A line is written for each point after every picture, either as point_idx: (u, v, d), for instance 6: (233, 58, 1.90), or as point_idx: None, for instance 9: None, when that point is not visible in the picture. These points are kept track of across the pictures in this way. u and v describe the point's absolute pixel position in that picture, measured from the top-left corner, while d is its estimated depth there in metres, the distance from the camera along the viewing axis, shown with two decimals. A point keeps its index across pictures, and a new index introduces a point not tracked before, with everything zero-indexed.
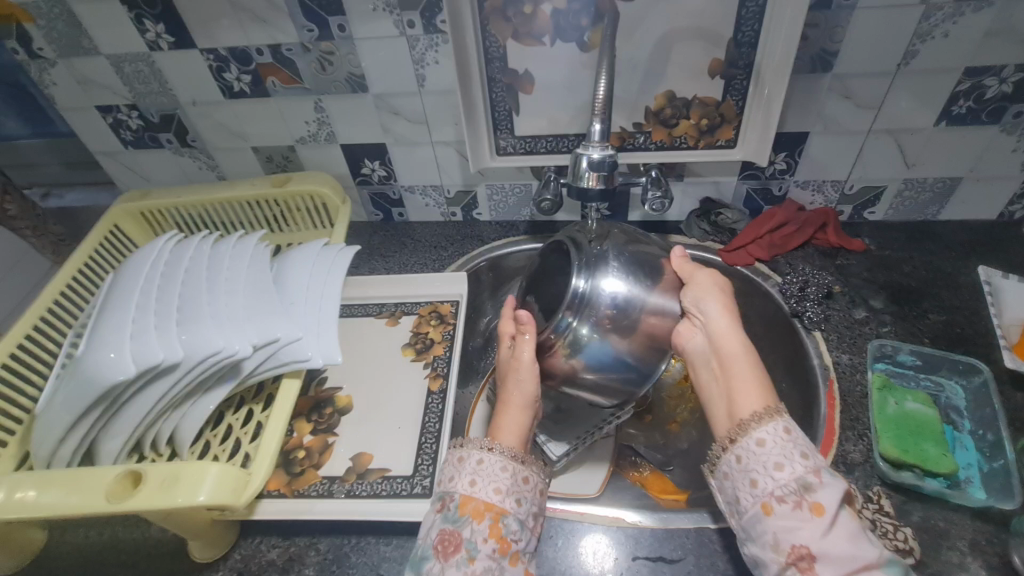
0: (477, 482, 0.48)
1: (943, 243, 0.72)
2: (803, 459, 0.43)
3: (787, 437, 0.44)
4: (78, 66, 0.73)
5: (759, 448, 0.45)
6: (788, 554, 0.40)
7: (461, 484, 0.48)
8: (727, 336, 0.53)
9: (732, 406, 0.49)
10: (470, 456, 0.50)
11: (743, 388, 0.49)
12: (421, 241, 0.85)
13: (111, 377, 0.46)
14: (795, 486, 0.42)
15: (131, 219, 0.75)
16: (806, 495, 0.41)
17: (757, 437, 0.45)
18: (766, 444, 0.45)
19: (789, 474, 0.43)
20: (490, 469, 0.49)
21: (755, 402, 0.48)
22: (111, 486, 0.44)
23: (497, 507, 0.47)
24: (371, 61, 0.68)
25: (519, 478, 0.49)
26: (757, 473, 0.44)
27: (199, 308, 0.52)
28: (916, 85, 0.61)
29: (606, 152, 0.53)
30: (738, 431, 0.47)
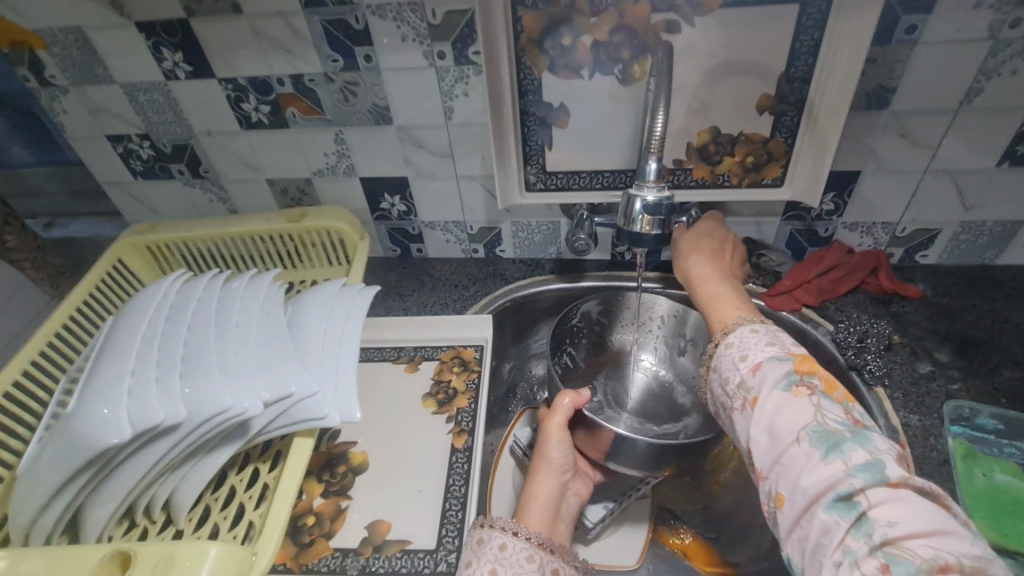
0: (498, 572, 0.43)
1: (1005, 290, 0.67)
2: (743, 362, 0.44)
3: (750, 335, 0.45)
4: (91, 94, 0.70)
5: (729, 349, 0.46)
6: (745, 454, 0.41)
7: (480, 573, 0.43)
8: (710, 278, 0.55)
9: (718, 318, 0.50)
10: (490, 539, 0.45)
11: (724, 303, 0.51)
12: (441, 279, 0.80)
13: (102, 438, 0.41)
14: (739, 391, 0.43)
15: (136, 253, 0.71)
16: (747, 394, 0.42)
17: (728, 341, 0.46)
18: (733, 347, 0.45)
19: (732, 382, 0.44)
20: (512, 558, 0.44)
21: (731, 315, 0.49)
22: (96, 571, 0.38)
23: None
24: (397, 93, 0.64)
25: (548, 571, 0.45)
26: (719, 392, 0.45)
27: (205, 358, 0.47)
28: (980, 123, 0.58)
29: (662, 194, 0.49)
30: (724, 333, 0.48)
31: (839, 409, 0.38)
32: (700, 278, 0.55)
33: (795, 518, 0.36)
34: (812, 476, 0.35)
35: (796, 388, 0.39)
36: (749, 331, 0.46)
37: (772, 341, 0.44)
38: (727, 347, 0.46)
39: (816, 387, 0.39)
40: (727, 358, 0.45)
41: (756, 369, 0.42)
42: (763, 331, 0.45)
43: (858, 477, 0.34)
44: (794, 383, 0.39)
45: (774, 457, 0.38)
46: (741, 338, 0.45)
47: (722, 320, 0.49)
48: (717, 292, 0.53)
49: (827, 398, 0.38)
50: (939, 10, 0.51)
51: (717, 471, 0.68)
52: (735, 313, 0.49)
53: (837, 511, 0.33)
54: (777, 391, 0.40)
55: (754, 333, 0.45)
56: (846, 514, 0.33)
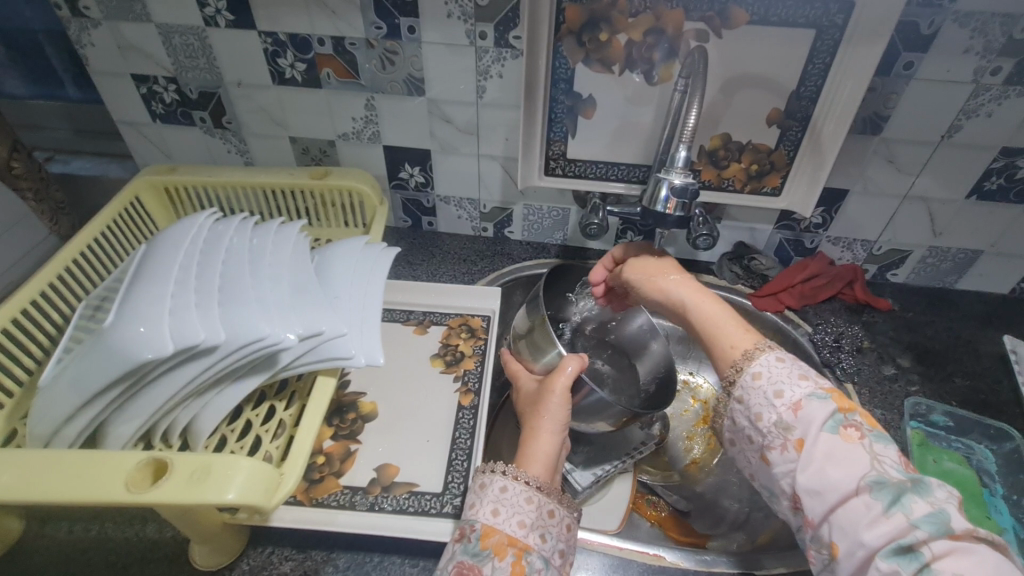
0: (500, 511, 0.47)
1: (961, 311, 0.75)
2: (777, 399, 0.44)
3: (754, 383, 0.45)
4: (124, 30, 0.70)
5: (743, 402, 0.46)
6: (790, 498, 0.42)
7: (483, 513, 0.46)
8: (693, 297, 0.53)
9: (725, 344, 0.49)
10: (492, 482, 0.49)
11: (730, 326, 0.49)
12: (449, 253, 0.83)
13: (141, 354, 0.42)
14: (778, 430, 0.43)
15: (152, 192, 0.72)
16: (789, 434, 0.42)
17: (738, 393, 0.46)
18: (784, 361, 0.46)
19: (768, 420, 0.44)
20: (513, 499, 0.47)
21: (743, 340, 0.48)
22: (131, 474, 0.39)
23: (521, 542, 0.45)
24: (435, 66, 0.67)
25: (545, 512, 0.48)
26: (749, 428, 0.45)
27: (240, 289, 0.49)
28: (956, 157, 0.65)
29: (688, 181, 0.52)
30: (742, 359, 0.47)
31: (892, 453, 0.39)
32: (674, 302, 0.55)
33: (855, 569, 0.37)
34: (873, 530, 0.36)
35: (844, 431, 0.40)
36: (777, 360, 0.46)
37: (802, 374, 0.44)
38: (754, 379, 0.45)
39: (862, 429, 0.40)
40: (754, 392, 0.45)
41: (795, 410, 0.43)
42: (773, 366, 0.45)
43: (922, 529, 0.35)
44: (842, 425, 0.40)
45: (832, 506, 0.39)
46: (762, 372, 0.45)
47: (736, 345, 0.48)
48: (717, 322, 0.51)
49: (878, 440, 0.40)
50: (933, 51, 0.57)
51: (691, 453, 0.76)
52: (745, 339, 0.48)
53: (898, 559, 0.35)
54: (825, 435, 0.41)
55: (780, 362, 0.46)
56: (907, 563, 0.34)
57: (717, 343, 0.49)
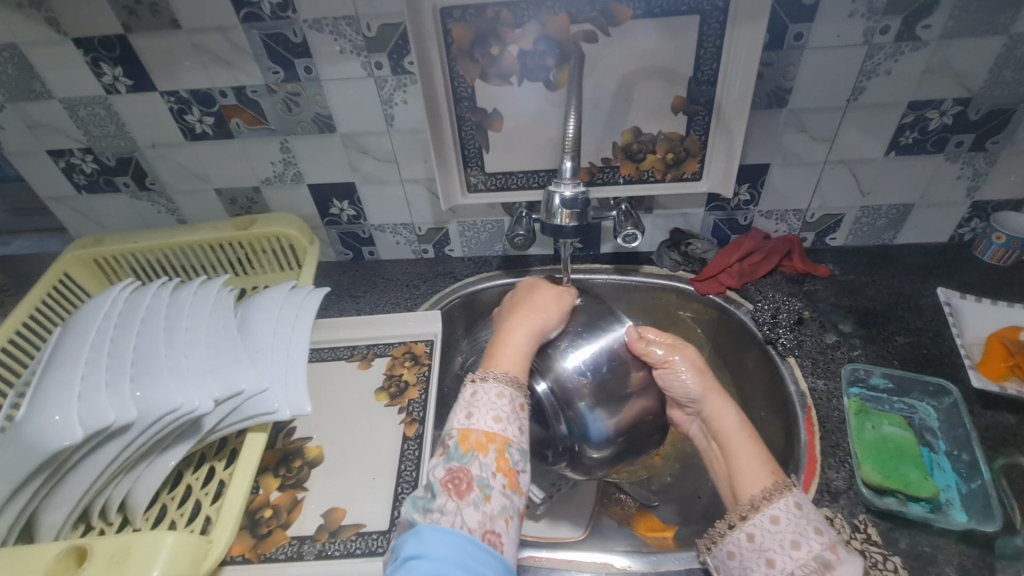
0: (474, 413, 0.46)
1: (901, 266, 0.75)
2: (798, 547, 0.41)
3: (773, 527, 0.42)
4: (29, 110, 0.70)
5: (750, 543, 0.43)
6: None
7: (458, 420, 0.46)
8: (723, 415, 0.52)
9: (736, 485, 0.46)
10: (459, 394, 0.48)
11: (745, 465, 0.47)
12: (392, 280, 0.83)
13: (54, 442, 0.42)
14: (815, 565, 0.40)
15: (82, 266, 0.71)
16: (826, 573, 0.39)
17: (749, 531, 0.43)
18: (780, 521, 0.42)
19: (806, 551, 0.40)
20: (485, 399, 0.47)
21: (762, 479, 0.45)
22: (51, 566, 0.40)
23: (500, 435, 0.45)
24: (339, 101, 0.67)
25: (518, 406, 0.48)
26: (774, 552, 0.42)
27: (155, 361, 0.49)
28: (867, 117, 0.64)
29: (577, 190, 0.54)
30: (748, 508, 0.44)
31: None
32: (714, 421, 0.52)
33: None
34: None
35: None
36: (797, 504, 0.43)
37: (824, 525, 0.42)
38: (772, 522, 0.42)
39: None
40: (774, 533, 0.42)
41: (835, 549, 0.40)
42: (792, 512, 0.42)
43: None
44: None
45: None
46: (781, 515, 0.42)
47: (753, 484, 0.45)
48: (744, 453, 0.48)
49: None
50: (820, 19, 0.57)
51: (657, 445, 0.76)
52: (761, 481, 0.45)
53: None
54: None
55: (798, 509, 0.42)
56: None
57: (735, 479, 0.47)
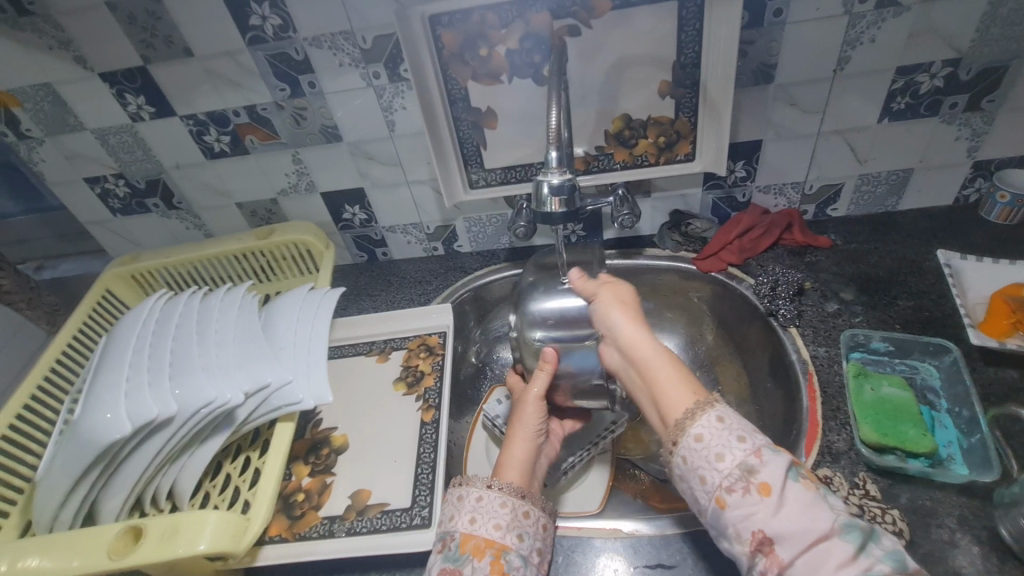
0: (477, 518, 0.48)
1: (905, 231, 0.75)
2: (723, 457, 0.39)
3: (696, 446, 0.40)
4: (65, 142, 0.76)
5: (698, 445, 0.40)
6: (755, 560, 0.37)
7: (461, 523, 0.48)
8: (638, 342, 0.48)
9: (660, 411, 0.44)
10: (469, 493, 0.50)
11: (663, 388, 0.45)
12: (406, 278, 0.88)
13: (107, 437, 0.48)
14: (740, 473, 0.38)
15: (122, 282, 0.77)
16: (750, 479, 0.38)
17: (681, 454, 0.41)
18: (704, 438, 0.40)
19: (731, 462, 0.39)
20: (490, 505, 0.49)
21: (681, 402, 0.43)
22: (112, 543, 0.45)
23: (497, 543, 0.47)
24: (343, 112, 0.71)
25: (520, 513, 0.49)
26: (703, 470, 0.40)
27: (190, 361, 0.55)
28: (855, 86, 0.65)
29: (564, 177, 0.56)
30: (676, 431, 0.42)
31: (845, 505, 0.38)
32: (634, 349, 0.48)
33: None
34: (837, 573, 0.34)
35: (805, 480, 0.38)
36: (719, 419, 0.41)
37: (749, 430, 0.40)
38: (698, 441, 0.40)
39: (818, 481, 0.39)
40: (699, 452, 0.40)
41: (759, 454, 0.39)
42: (715, 427, 0.40)
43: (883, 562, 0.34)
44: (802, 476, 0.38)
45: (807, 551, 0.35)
46: (705, 434, 0.40)
47: (673, 409, 0.43)
48: (659, 377, 0.45)
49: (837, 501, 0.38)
50: None
51: None
52: (678, 403, 0.43)
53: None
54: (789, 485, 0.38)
55: (721, 422, 0.41)
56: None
57: (658, 404, 0.44)
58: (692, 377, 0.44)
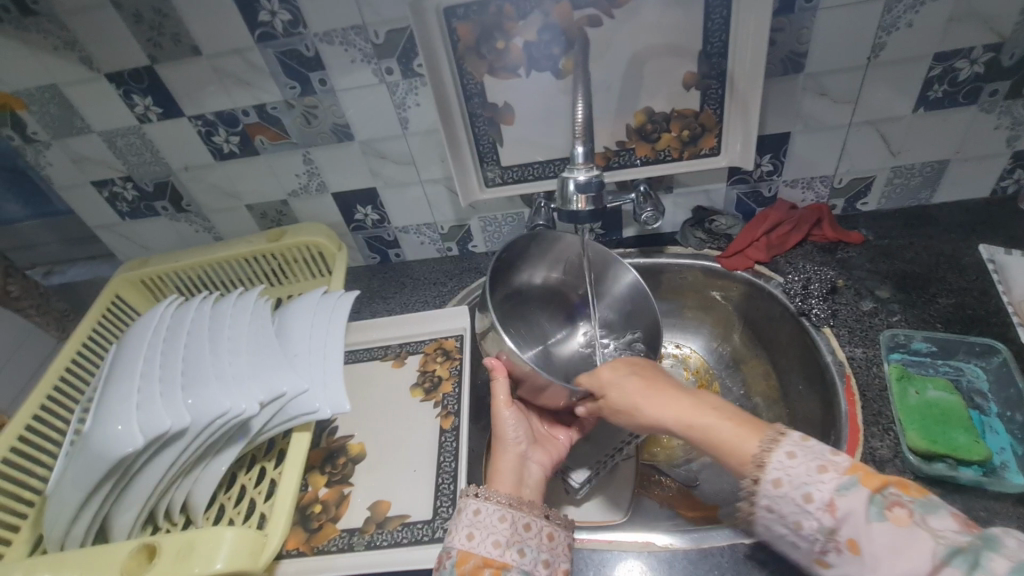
0: (475, 535, 0.46)
1: (940, 226, 0.72)
2: (809, 502, 0.35)
3: (778, 492, 0.37)
4: (72, 145, 0.74)
5: (773, 513, 0.37)
6: None
7: (459, 538, 0.46)
8: (656, 407, 0.48)
9: (732, 455, 0.41)
10: (466, 506, 0.48)
11: (725, 431, 0.42)
12: (420, 280, 0.86)
13: (118, 450, 0.46)
14: (823, 536, 0.35)
15: (131, 287, 0.75)
16: (837, 537, 0.34)
17: (764, 503, 0.37)
18: (784, 483, 0.37)
19: (811, 529, 0.35)
20: (487, 520, 0.47)
21: (746, 440, 0.40)
22: (125, 562, 0.43)
23: (496, 561, 0.45)
24: (355, 110, 0.69)
25: (520, 527, 0.47)
26: (790, 537, 0.37)
27: (203, 371, 0.53)
28: (890, 75, 0.62)
29: (591, 173, 0.54)
30: (754, 463, 0.39)
31: (948, 520, 0.33)
32: (684, 422, 0.45)
33: None
34: None
35: (893, 512, 0.33)
36: (788, 458, 0.37)
37: (820, 463, 0.36)
38: (777, 486, 0.37)
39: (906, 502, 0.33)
40: (784, 501, 0.37)
41: (832, 509, 0.35)
42: (790, 463, 0.37)
43: None
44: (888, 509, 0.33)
45: None
46: (783, 477, 0.37)
47: (744, 450, 0.40)
48: (705, 424, 0.43)
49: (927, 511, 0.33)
50: None
51: None
52: (750, 441, 0.40)
53: None
54: (874, 525, 0.33)
55: (792, 457, 0.37)
56: None
57: (728, 452, 0.41)
58: (746, 414, 0.42)
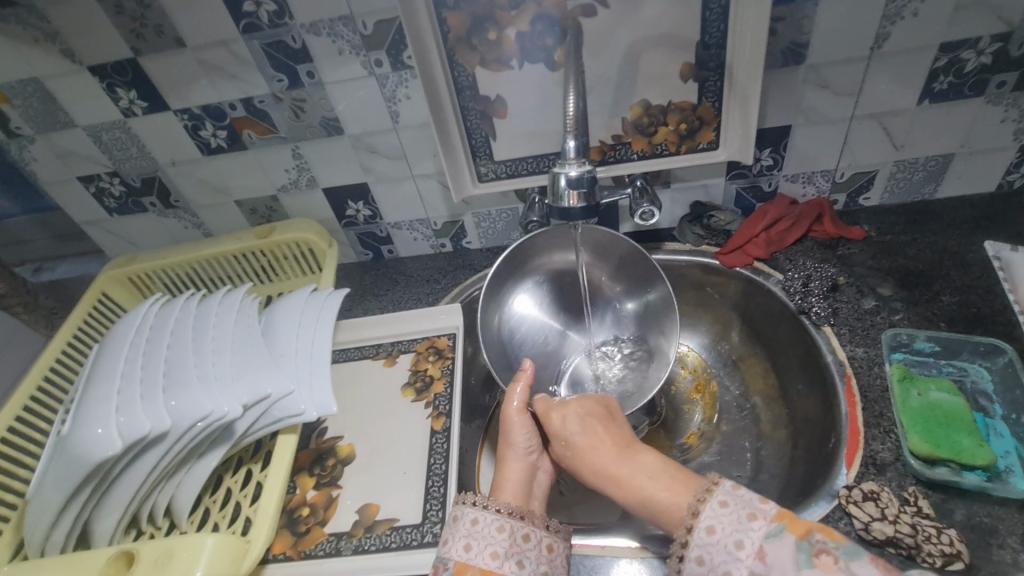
0: (472, 546, 0.45)
1: (944, 221, 0.70)
2: (739, 551, 0.37)
3: (711, 540, 0.39)
4: (57, 140, 0.73)
5: (702, 567, 0.39)
6: None
7: (456, 549, 0.45)
8: (597, 455, 0.51)
9: (666, 507, 0.44)
10: (465, 514, 0.47)
11: (659, 486, 0.45)
12: (413, 276, 0.84)
13: (97, 454, 0.45)
14: None
15: (118, 285, 0.74)
16: None
17: (694, 555, 0.39)
18: (716, 531, 0.39)
19: None
20: (485, 531, 0.45)
21: (681, 495, 0.43)
22: (104, 570, 0.43)
23: (494, 574, 0.44)
24: (344, 104, 0.67)
25: (519, 537, 0.46)
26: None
27: (185, 371, 0.51)
28: (894, 66, 0.60)
29: (583, 169, 0.52)
30: (689, 513, 0.41)
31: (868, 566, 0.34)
32: (622, 473, 0.48)
33: None
34: None
35: (819, 560, 0.35)
36: (720, 505, 0.40)
37: (751, 512, 0.39)
38: (710, 534, 0.39)
39: (831, 549, 0.35)
40: (715, 550, 0.38)
41: (761, 557, 0.37)
42: (722, 514, 0.39)
43: None
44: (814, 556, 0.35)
45: None
46: (715, 525, 0.39)
47: (678, 504, 0.43)
48: (647, 480, 0.46)
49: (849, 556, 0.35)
50: None
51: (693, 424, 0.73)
52: (682, 496, 0.43)
53: None
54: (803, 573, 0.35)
55: (724, 506, 0.40)
56: None
57: (659, 509, 0.44)
58: (688, 474, 0.45)
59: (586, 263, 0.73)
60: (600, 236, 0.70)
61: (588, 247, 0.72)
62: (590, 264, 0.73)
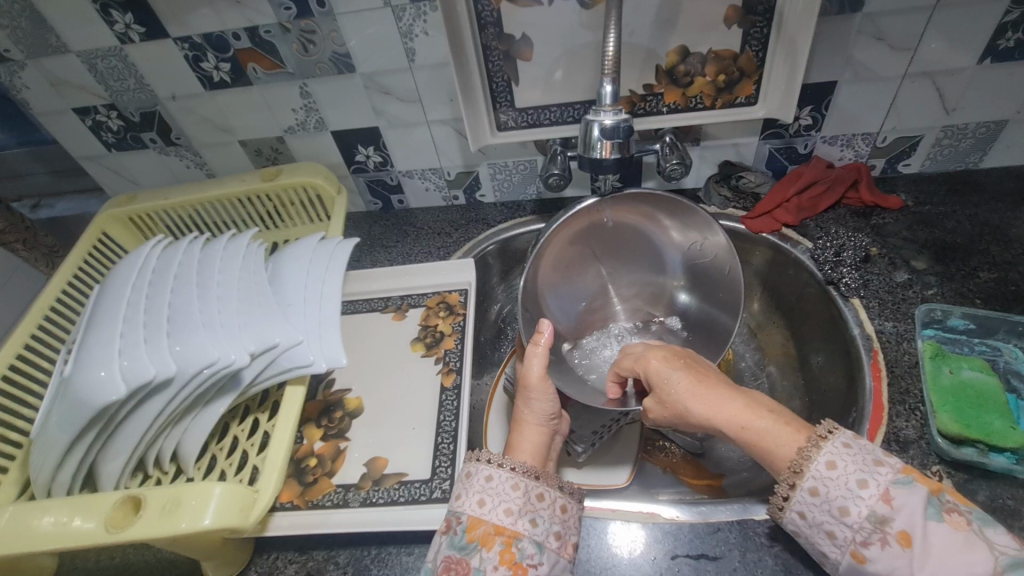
0: (486, 502, 0.44)
1: (988, 193, 0.66)
2: (862, 490, 0.36)
3: (830, 475, 0.38)
4: (49, 66, 0.68)
5: (815, 498, 0.38)
6: None
7: (468, 504, 0.44)
8: (703, 405, 0.46)
9: (770, 454, 0.41)
10: (477, 472, 0.46)
11: (776, 435, 0.41)
12: (424, 228, 0.81)
13: (99, 397, 0.43)
14: (872, 525, 0.36)
15: (119, 224, 0.71)
16: (886, 528, 0.35)
17: (808, 486, 0.38)
18: (838, 468, 0.37)
19: (858, 516, 0.36)
20: (499, 487, 0.45)
21: (789, 441, 0.40)
22: (111, 514, 0.42)
23: (508, 530, 0.43)
24: (357, 39, 0.62)
25: (533, 496, 0.45)
26: (829, 525, 0.37)
27: (189, 317, 0.50)
28: (960, 19, 0.55)
29: (619, 117, 0.50)
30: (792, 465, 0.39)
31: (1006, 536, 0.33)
32: (738, 423, 0.43)
33: None
34: None
35: (949, 517, 0.34)
36: (844, 447, 0.38)
37: (879, 456, 0.37)
38: (829, 470, 0.38)
39: (963, 510, 0.35)
40: (834, 485, 0.37)
41: (888, 500, 0.35)
42: (846, 455, 0.38)
43: None
44: (947, 511, 0.34)
45: None
46: (837, 461, 0.38)
47: (782, 450, 0.40)
48: (758, 427, 0.42)
49: (987, 523, 0.34)
50: None
51: None
52: (791, 443, 0.40)
53: None
54: (931, 524, 0.34)
55: (848, 449, 0.38)
56: None
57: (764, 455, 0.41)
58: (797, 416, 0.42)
59: (673, 236, 0.63)
60: (720, 244, 0.60)
61: (691, 234, 0.62)
62: (676, 241, 0.64)
